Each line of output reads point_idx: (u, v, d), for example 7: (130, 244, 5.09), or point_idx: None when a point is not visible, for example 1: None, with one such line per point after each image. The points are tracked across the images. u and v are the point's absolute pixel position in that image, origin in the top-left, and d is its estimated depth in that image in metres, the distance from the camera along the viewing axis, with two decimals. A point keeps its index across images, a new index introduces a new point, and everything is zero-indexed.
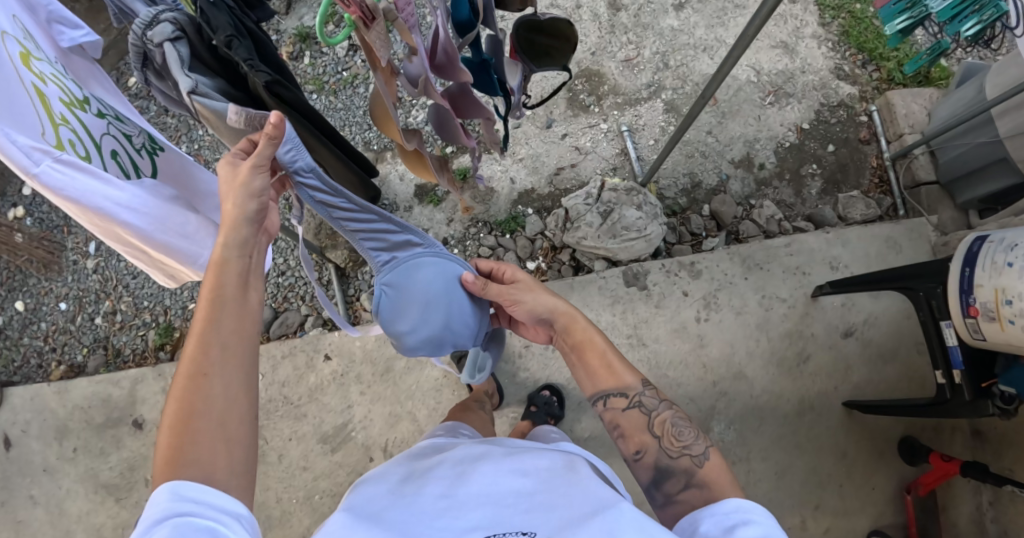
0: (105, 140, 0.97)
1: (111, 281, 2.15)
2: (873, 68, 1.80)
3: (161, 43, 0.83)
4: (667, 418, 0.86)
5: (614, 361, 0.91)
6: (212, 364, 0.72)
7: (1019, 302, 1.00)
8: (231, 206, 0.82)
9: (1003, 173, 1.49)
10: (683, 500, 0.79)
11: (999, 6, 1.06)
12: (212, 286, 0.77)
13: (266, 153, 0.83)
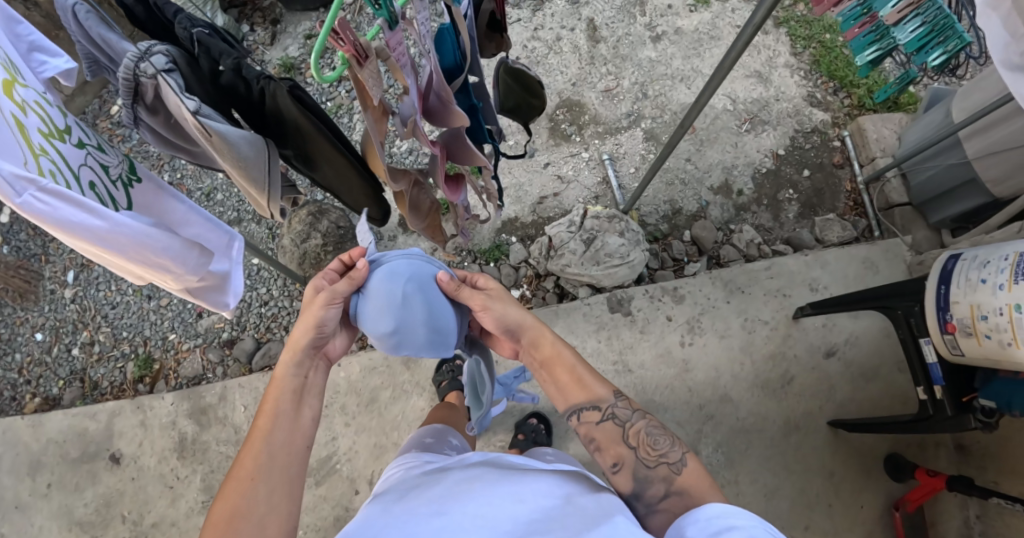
0: (83, 170, 0.96)
1: (89, 311, 2.11)
2: (844, 95, 1.86)
3: (156, 74, 0.81)
4: (644, 424, 0.87)
5: (583, 373, 0.90)
6: (261, 474, 0.79)
7: (994, 317, 1.03)
8: (302, 333, 0.89)
9: (971, 194, 1.55)
10: (666, 508, 0.79)
11: (962, 38, 1.11)
12: (277, 405, 0.85)
13: (342, 291, 0.91)
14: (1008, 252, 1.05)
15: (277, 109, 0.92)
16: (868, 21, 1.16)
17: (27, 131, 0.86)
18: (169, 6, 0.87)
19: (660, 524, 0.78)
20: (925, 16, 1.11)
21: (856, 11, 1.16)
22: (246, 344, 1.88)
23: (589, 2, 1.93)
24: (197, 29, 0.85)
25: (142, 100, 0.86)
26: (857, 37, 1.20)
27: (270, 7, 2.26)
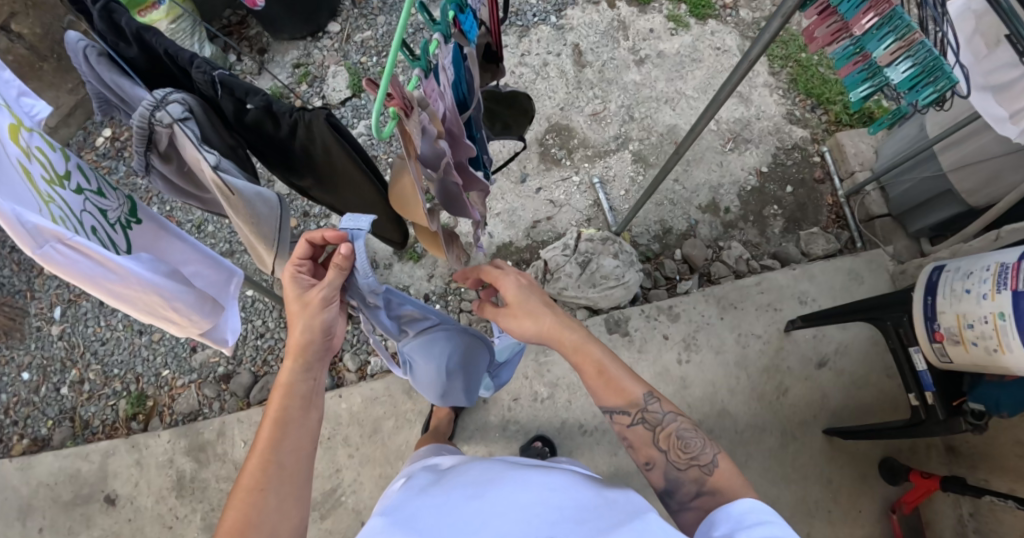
0: (85, 216, 0.94)
1: (77, 348, 2.08)
2: (821, 111, 1.93)
3: (173, 124, 0.83)
4: (675, 428, 0.87)
5: (617, 375, 0.88)
6: (269, 480, 0.77)
7: (980, 325, 1.07)
8: (298, 332, 0.85)
9: (947, 204, 1.61)
10: (698, 506, 0.80)
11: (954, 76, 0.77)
12: (276, 404, 0.82)
13: (332, 284, 0.86)
14: (989, 262, 1.09)
15: (309, 141, 0.91)
16: (861, 60, 0.83)
17: (33, 178, 0.84)
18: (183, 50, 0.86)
19: (690, 521, 0.80)
20: (914, 60, 0.77)
21: (846, 49, 0.83)
22: (242, 378, 1.87)
23: (573, 28, 1.98)
24: (217, 71, 0.86)
25: (155, 149, 0.89)
26: (848, 75, 0.86)
27: (257, 36, 2.30)
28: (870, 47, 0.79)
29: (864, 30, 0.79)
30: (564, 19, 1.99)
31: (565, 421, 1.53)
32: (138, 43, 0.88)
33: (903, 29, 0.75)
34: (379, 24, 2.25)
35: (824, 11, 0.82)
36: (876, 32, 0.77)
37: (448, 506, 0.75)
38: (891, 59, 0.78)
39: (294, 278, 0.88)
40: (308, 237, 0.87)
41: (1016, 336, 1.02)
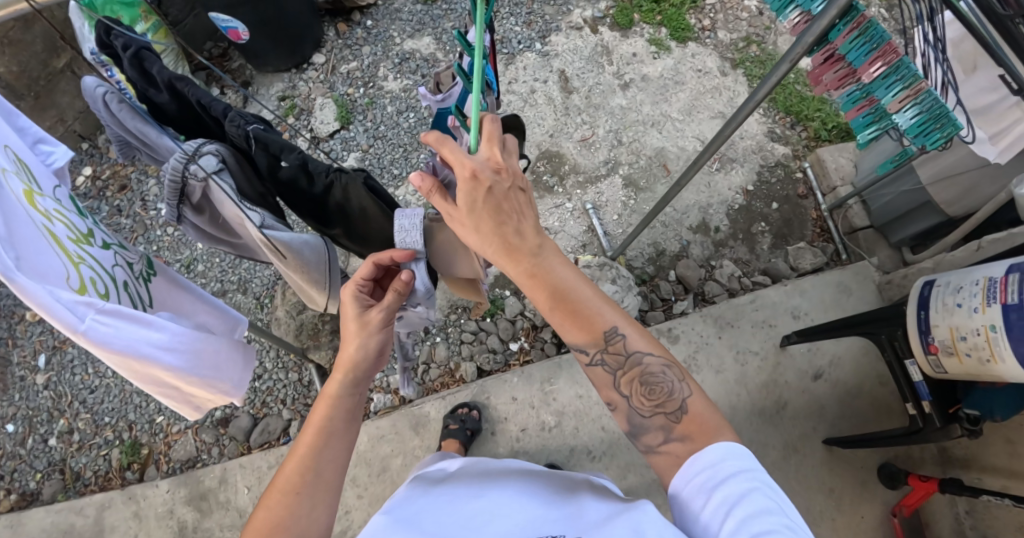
0: (115, 271, 0.93)
1: (64, 397, 2.02)
2: (801, 128, 2.00)
3: (207, 177, 0.85)
4: (641, 370, 0.80)
5: (583, 308, 0.79)
6: (305, 485, 0.76)
7: (972, 337, 1.11)
8: (351, 350, 0.84)
9: (927, 215, 1.67)
10: (667, 450, 0.77)
11: (957, 126, 0.84)
12: (322, 414, 0.80)
13: (391, 306, 0.88)
14: (977, 277, 1.14)
15: (344, 197, 0.94)
16: (867, 104, 0.89)
17: (60, 240, 0.84)
18: (219, 103, 0.90)
19: (659, 464, 0.77)
20: (920, 106, 0.83)
21: (852, 93, 0.90)
22: (241, 421, 1.84)
23: (558, 54, 2.03)
24: (252, 125, 0.88)
25: (188, 203, 0.90)
26: (854, 117, 0.92)
27: (240, 69, 2.31)
28: (878, 93, 0.84)
29: (875, 80, 0.84)
30: (549, 45, 2.04)
31: (574, 447, 1.54)
32: (168, 91, 0.95)
33: (910, 78, 0.81)
34: (364, 54, 2.23)
35: (831, 58, 0.87)
36: (884, 80, 0.83)
37: (446, 504, 0.81)
38: (899, 107, 0.84)
39: (353, 295, 0.88)
40: (376, 258, 0.91)
41: (1008, 347, 1.06)
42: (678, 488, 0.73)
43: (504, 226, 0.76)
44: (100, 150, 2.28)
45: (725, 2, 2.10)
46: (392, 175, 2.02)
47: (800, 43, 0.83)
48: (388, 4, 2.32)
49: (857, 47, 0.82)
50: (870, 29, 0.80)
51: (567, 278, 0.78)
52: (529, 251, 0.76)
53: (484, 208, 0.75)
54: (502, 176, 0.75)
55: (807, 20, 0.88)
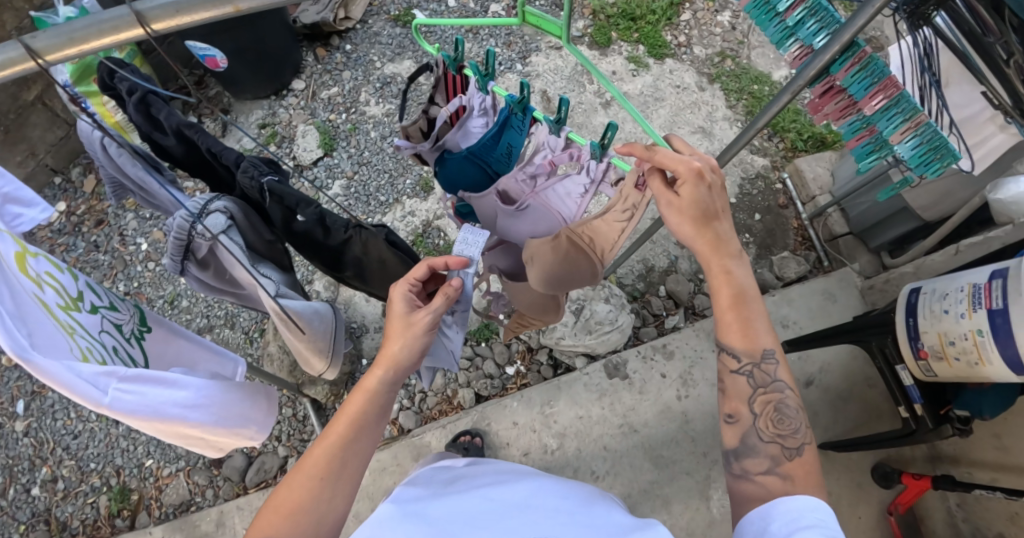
0: (105, 336, 0.91)
1: (46, 444, 1.95)
2: (778, 139, 2.09)
3: (214, 237, 0.89)
4: (778, 397, 0.79)
5: (750, 315, 0.80)
6: (330, 474, 0.76)
7: (961, 342, 1.15)
8: (395, 347, 0.83)
9: (904, 220, 1.72)
10: (762, 481, 0.76)
11: (959, 155, 0.91)
12: (358, 405, 0.80)
13: (437, 310, 0.85)
14: (961, 284, 1.18)
15: (359, 250, 0.98)
16: (867, 134, 0.98)
17: (50, 308, 0.81)
18: (229, 152, 0.92)
19: (749, 493, 0.77)
20: (920, 137, 0.91)
21: (853, 124, 0.98)
22: (235, 460, 1.80)
23: (539, 74, 2.07)
24: (265, 177, 0.90)
25: (193, 257, 0.94)
26: (856, 146, 1.01)
27: (218, 97, 2.28)
28: (881, 124, 0.92)
29: (878, 112, 0.92)
30: (530, 66, 2.08)
31: (578, 467, 1.57)
32: (176, 136, 0.95)
33: (910, 112, 0.89)
34: (345, 79, 2.22)
35: (830, 90, 0.96)
36: (886, 112, 0.90)
37: (469, 491, 0.80)
38: (902, 137, 0.92)
39: (403, 294, 0.86)
40: (429, 261, 0.88)
41: (995, 350, 1.09)
42: (753, 523, 0.72)
43: (705, 227, 0.78)
44: (74, 184, 2.23)
45: (699, 20, 2.18)
46: (378, 201, 2.01)
47: (802, 78, 0.87)
48: (366, 27, 2.31)
49: (858, 82, 0.89)
50: (872, 64, 0.86)
51: (747, 284, 0.79)
52: (717, 248, 0.78)
53: (697, 206, 0.77)
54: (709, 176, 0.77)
55: (806, 53, 0.93)
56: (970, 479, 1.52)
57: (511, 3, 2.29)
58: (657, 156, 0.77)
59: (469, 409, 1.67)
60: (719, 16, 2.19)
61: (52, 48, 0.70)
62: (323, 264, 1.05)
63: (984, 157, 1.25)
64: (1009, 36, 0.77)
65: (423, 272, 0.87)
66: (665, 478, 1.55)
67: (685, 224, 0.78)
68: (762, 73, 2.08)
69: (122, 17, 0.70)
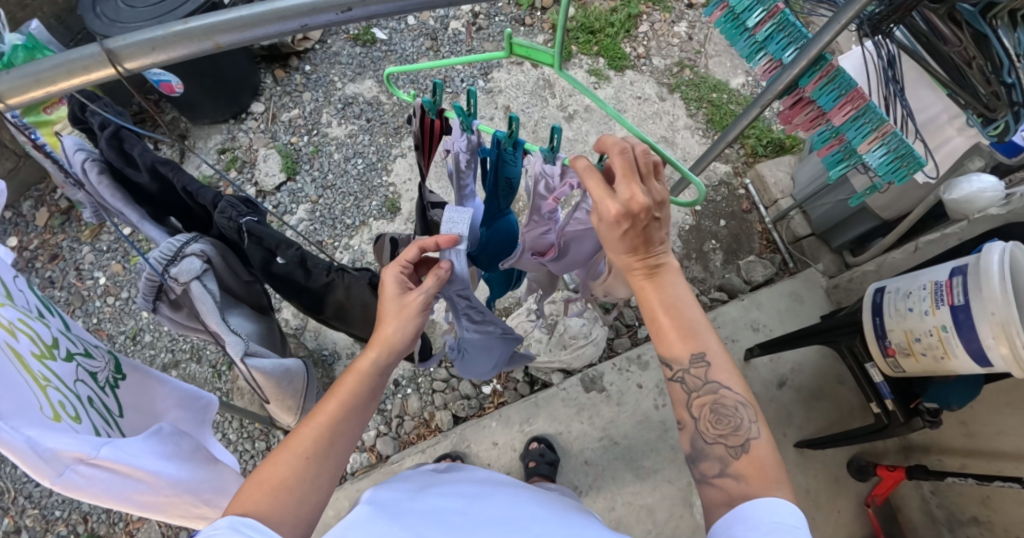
0: (79, 387, 0.86)
1: (5, 494, 1.85)
2: (739, 145, 2.16)
3: (188, 283, 0.88)
4: (713, 398, 0.78)
5: (684, 322, 0.79)
6: (317, 452, 0.74)
7: (926, 338, 1.19)
8: (389, 329, 0.82)
9: (864, 220, 1.77)
10: (721, 484, 0.75)
11: (922, 163, 0.96)
12: (350, 386, 0.79)
13: (430, 290, 0.85)
14: (924, 282, 1.22)
15: (339, 293, 1.01)
16: (836, 143, 1.01)
17: (23, 358, 0.77)
18: (206, 192, 0.91)
19: (712, 497, 0.76)
20: (886, 146, 0.95)
21: (824, 133, 1.01)
22: None
23: (501, 90, 2.10)
24: (244, 218, 0.89)
25: (166, 296, 0.94)
26: (826, 155, 1.05)
27: (174, 122, 2.22)
28: (851, 133, 0.95)
29: (848, 122, 0.95)
30: (492, 82, 2.11)
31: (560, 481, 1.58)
32: (150, 173, 0.91)
33: (876, 122, 0.92)
34: (305, 101, 2.19)
35: (800, 102, 0.99)
36: (854, 122, 0.94)
37: (441, 504, 0.76)
38: (869, 146, 0.96)
39: (394, 276, 0.85)
40: (420, 242, 0.86)
41: (959, 344, 1.13)
42: (745, 513, 0.69)
43: (637, 254, 0.77)
44: (26, 218, 2.14)
45: (657, 30, 2.23)
46: (345, 224, 1.98)
47: (771, 91, 0.93)
48: (325, 47, 2.28)
49: (826, 94, 0.93)
50: (840, 77, 0.91)
51: (682, 298, 0.79)
52: (648, 273, 0.78)
53: (624, 242, 0.76)
54: (643, 215, 0.73)
55: (776, 66, 0.97)
56: (941, 466, 1.56)
57: (470, 20, 2.29)
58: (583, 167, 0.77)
59: (448, 432, 1.65)
60: (676, 26, 2.24)
61: (17, 91, 0.64)
62: (301, 304, 1.06)
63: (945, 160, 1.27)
64: (966, 46, 0.81)
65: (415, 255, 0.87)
66: (647, 488, 1.55)
67: (614, 250, 0.77)
68: (720, 81, 2.13)
69: (93, 55, 0.63)
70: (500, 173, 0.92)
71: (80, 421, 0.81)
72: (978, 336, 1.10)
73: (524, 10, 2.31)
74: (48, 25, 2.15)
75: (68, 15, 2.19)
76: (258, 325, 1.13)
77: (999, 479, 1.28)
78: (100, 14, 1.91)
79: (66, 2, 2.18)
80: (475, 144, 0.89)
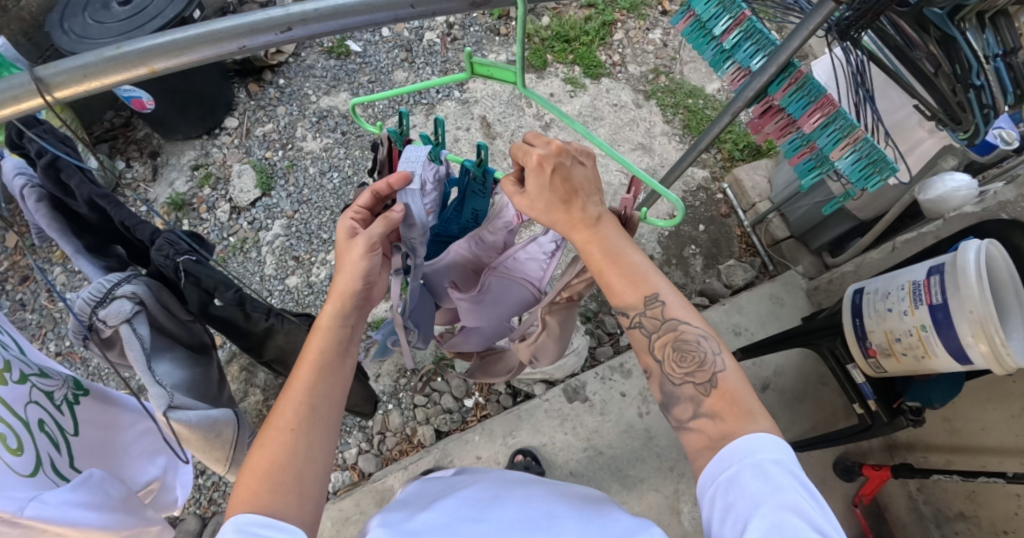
0: (29, 410, 0.83)
1: None
2: (716, 150, 2.18)
3: (116, 325, 0.84)
4: (674, 336, 0.76)
5: (626, 269, 0.76)
6: (302, 422, 0.71)
7: (907, 338, 1.19)
8: (344, 280, 0.78)
9: (841, 221, 1.78)
10: (697, 427, 0.73)
11: (894, 168, 0.95)
12: (317, 347, 0.76)
13: (378, 232, 0.79)
14: (903, 282, 1.22)
15: (278, 339, 1.05)
16: (807, 151, 1.01)
17: None
18: (145, 227, 0.87)
19: (692, 443, 0.73)
20: (858, 152, 0.95)
21: (794, 141, 1.01)
22: (187, 524, 1.69)
23: (477, 101, 2.13)
24: (182, 256, 0.87)
25: (95, 336, 0.85)
26: (797, 163, 1.04)
27: (146, 139, 2.18)
28: (821, 141, 0.95)
29: (818, 129, 0.95)
30: (468, 93, 2.13)
31: None
32: (89, 207, 0.86)
33: (847, 128, 0.92)
34: (279, 115, 2.16)
35: (769, 111, 1.00)
36: (825, 128, 0.94)
37: (454, 515, 0.72)
38: (841, 153, 0.95)
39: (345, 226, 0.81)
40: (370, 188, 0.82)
41: (939, 343, 1.13)
42: (741, 455, 0.66)
43: (570, 205, 0.75)
44: None
45: (632, 38, 2.24)
46: (321, 239, 1.95)
47: (740, 99, 0.91)
48: (300, 60, 2.27)
49: (795, 101, 0.93)
50: (808, 83, 0.91)
51: (623, 244, 0.77)
52: (588, 223, 0.76)
53: (552, 193, 0.75)
54: (564, 156, 0.74)
55: (744, 74, 0.97)
56: (927, 463, 1.56)
57: (445, 30, 2.29)
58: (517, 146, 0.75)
59: (431, 447, 1.62)
60: (650, 33, 2.25)
61: None
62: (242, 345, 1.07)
63: (918, 160, 1.28)
64: (933, 51, 0.79)
65: (367, 202, 0.82)
66: (634, 498, 1.53)
67: (547, 205, 0.75)
68: (695, 87, 2.14)
69: (22, 84, 0.61)
70: (466, 205, 0.99)
71: (21, 453, 0.78)
72: (957, 334, 1.10)
73: (498, 20, 2.32)
74: (16, 42, 2.11)
75: (35, 32, 2.15)
76: (192, 373, 1.01)
77: (983, 475, 1.27)
78: (68, 31, 1.87)
79: (34, 19, 2.14)
80: (442, 174, 0.94)
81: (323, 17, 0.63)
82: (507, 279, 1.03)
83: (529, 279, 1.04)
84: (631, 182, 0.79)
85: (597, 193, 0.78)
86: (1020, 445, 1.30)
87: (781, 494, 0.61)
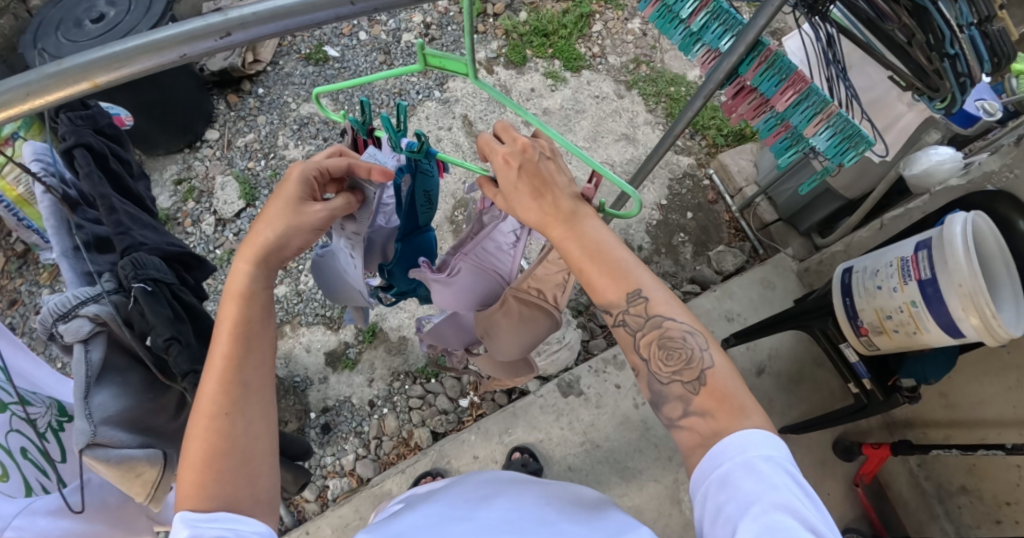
0: (13, 438, 0.86)
1: None
2: (700, 137, 2.17)
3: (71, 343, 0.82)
4: (659, 333, 0.75)
5: (604, 267, 0.74)
6: (236, 405, 0.71)
7: (897, 314, 1.18)
8: (271, 234, 0.75)
9: (829, 201, 1.77)
10: (688, 426, 0.72)
11: (871, 142, 0.92)
12: (237, 317, 0.73)
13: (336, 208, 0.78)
14: (891, 258, 1.21)
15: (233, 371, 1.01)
16: (782, 130, 1.00)
17: None
18: (125, 239, 0.87)
19: (685, 441, 0.72)
20: (832, 127, 0.93)
21: (768, 121, 1.00)
22: None
23: (458, 100, 2.12)
24: (136, 283, 0.85)
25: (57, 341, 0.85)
26: (773, 142, 1.03)
27: None
28: (794, 118, 0.94)
29: (791, 108, 0.94)
30: (448, 92, 2.12)
31: None
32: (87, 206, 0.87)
33: (820, 104, 0.91)
34: (260, 124, 2.15)
35: (743, 91, 0.99)
36: (796, 106, 0.93)
37: (436, 515, 0.72)
38: (814, 129, 0.94)
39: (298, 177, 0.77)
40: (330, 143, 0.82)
41: (930, 320, 1.13)
42: (725, 455, 0.65)
43: (544, 199, 0.74)
44: None
45: (611, 29, 2.23)
46: None
47: (711, 81, 0.91)
48: (278, 68, 2.25)
49: (767, 79, 0.92)
50: (778, 61, 0.90)
51: (605, 237, 0.75)
52: (565, 216, 0.74)
53: (523, 187, 0.75)
54: (530, 152, 0.75)
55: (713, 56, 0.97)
56: (927, 440, 1.55)
57: (422, 31, 2.28)
58: (484, 147, 0.75)
59: (427, 450, 1.61)
60: (629, 23, 2.23)
61: None
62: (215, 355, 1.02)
63: (898, 138, 1.28)
64: (904, 22, 0.77)
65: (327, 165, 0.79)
66: (633, 489, 1.53)
67: (521, 202, 0.75)
68: (677, 75, 2.14)
69: None
70: (417, 188, 0.96)
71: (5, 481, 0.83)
72: (947, 308, 1.09)
73: None
74: None
75: (10, 54, 2.13)
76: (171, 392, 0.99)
77: (981, 448, 1.27)
78: (41, 51, 1.85)
79: (9, 42, 2.13)
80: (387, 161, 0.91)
81: (262, 20, 0.62)
82: (478, 266, 1.03)
83: (500, 271, 1.06)
84: (592, 175, 0.80)
85: (571, 186, 0.77)
86: (1017, 416, 1.30)
87: (775, 493, 0.60)
